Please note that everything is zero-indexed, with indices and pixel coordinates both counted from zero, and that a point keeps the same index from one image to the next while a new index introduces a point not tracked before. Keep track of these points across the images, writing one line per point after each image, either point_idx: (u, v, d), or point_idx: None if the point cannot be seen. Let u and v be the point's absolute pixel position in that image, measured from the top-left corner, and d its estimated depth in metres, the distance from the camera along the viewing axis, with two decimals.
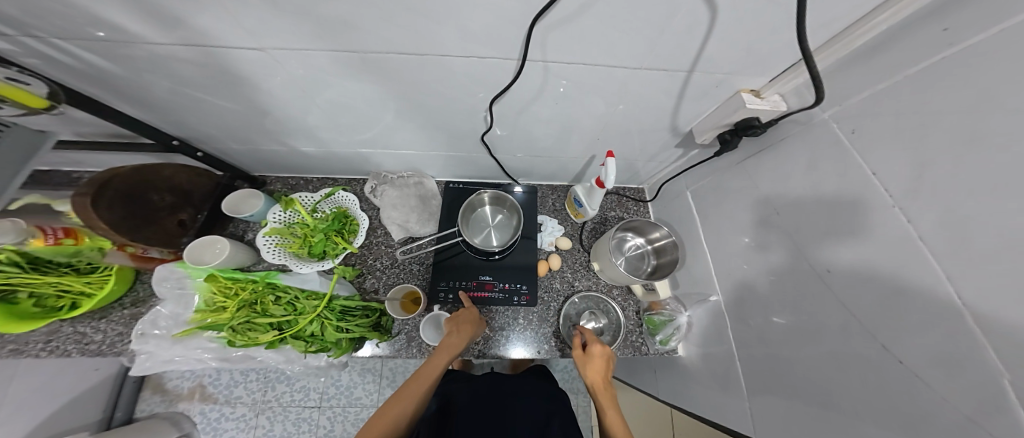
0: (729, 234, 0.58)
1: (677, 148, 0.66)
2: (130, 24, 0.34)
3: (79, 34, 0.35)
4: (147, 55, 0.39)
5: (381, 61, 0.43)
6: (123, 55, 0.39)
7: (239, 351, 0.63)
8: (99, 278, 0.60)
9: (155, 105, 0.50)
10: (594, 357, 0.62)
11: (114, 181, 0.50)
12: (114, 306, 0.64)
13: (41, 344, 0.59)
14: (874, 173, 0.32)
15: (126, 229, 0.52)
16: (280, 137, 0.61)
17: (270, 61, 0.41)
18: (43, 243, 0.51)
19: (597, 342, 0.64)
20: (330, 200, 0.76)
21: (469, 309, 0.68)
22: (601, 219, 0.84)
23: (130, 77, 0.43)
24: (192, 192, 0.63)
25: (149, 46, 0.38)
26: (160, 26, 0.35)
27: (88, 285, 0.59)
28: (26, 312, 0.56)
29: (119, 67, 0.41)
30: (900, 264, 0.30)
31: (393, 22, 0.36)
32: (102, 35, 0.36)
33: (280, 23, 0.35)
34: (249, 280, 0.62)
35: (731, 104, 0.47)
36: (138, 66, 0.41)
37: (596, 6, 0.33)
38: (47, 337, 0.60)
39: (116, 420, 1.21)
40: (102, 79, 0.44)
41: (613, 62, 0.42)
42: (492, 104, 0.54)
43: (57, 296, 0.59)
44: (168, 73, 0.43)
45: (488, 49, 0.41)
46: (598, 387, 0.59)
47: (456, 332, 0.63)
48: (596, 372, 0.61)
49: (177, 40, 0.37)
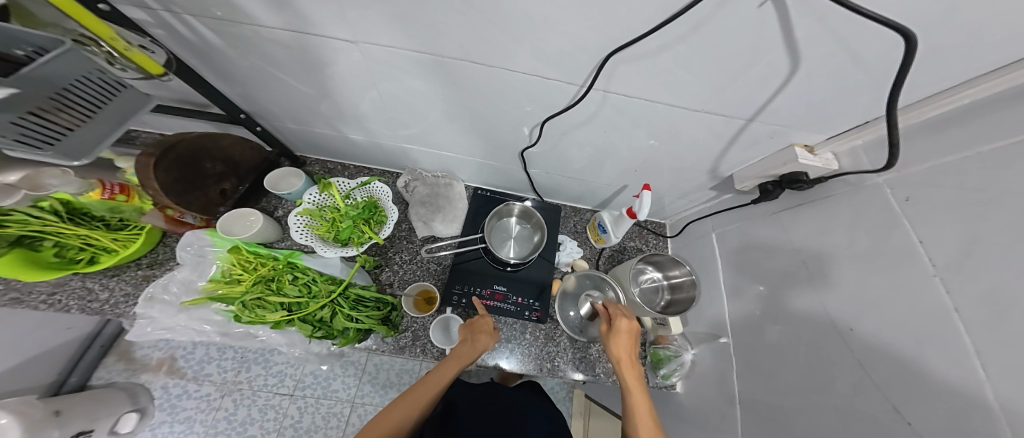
0: (748, 279, 0.59)
1: (710, 190, 0.68)
2: (248, 6, 0.36)
3: (202, 10, 0.38)
4: (250, 35, 0.41)
5: (455, 67, 0.45)
6: (230, 34, 0.41)
7: (242, 328, 0.61)
8: (127, 236, 0.58)
9: (233, 77, 0.51)
10: (623, 332, 0.59)
11: (180, 145, 0.52)
12: (130, 266, 0.61)
13: (45, 295, 0.55)
14: (921, 241, 0.32)
15: (174, 193, 0.52)
16: (334, 123, 0.63)
17: (357, 54, 0.44)
18: (98, 196, 0.50)
19: (621, 316, 0.61)
20: (364, 188, 0.74)
21: (487, 318, 0.67)
22: (620, 247, 0.85)
23: (224, 50, 0.45)
24: (240, 164, 0.64)
25: (255, 27, 0.40)
26: (274, 11, 0.37)
27: (114, 242, 0.57)
28: (44, 261, 0.54)
29: (221, 43, 0.43)
30: (932, 330, 0.30)
31: (477, 34, 0.38)
32: (220, 14, 0.38)
33: (378, 20, 0.38)
34: (270, 257, 0.62)
35: (782, 156, 0.48)
36: (240, 43, 0.43)
37: (676, 47, 0.33)
38: (52, 289, 0.56)
39: (68, 385, 1.13)
40: (198, 48, 0.45)
41: (675, 102, 0.43)
42: (541, 124, 0.56)
43: (79, 248, 0.56)
44: (259, 52, 0.45)
45: (556, 72, 0.42)
46: (623, 363, 0.56)
47: (471, 340, 0.62)
48: (623, 349, 0.58)
49: (283, 25, 0.39)
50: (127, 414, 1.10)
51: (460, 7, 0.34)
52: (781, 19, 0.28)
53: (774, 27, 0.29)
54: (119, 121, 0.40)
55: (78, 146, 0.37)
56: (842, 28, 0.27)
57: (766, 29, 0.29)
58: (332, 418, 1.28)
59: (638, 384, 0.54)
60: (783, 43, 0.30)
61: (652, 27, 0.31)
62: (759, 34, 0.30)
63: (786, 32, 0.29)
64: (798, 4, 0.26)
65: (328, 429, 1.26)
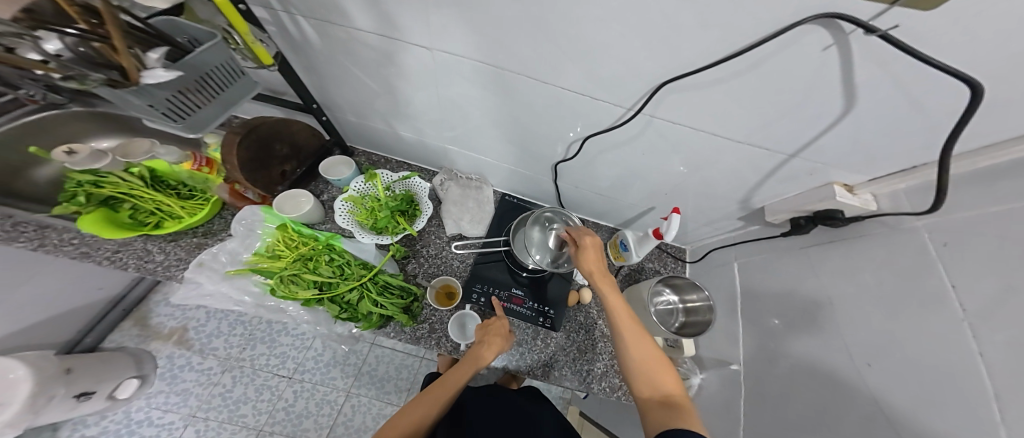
0: (763, 312, 0.60)
1: (738, 219, 0.70)
2: (350, 11, 0.43)
3: (313, 13, 0.44)
4: (346, 37, 0.48)
5: (510, 78, 0.49)
6: (331, 36, 0.48)
7: (275, 301, 0.65)
8: (193, 205, 0.64)
9: (314, 70, 0.57)
10: (588, 248, 0.61)
11: (258, 129, 0.59)
12: (187, 232, 0.64)
13: (111, 252, 0.59)
14: (953, 286, 0.30)
15: (246, 170, 0.59)
16: (388, 119, 0.68)
17: (428, 59, 0.49)
18: (189, 166, 0.60)
19: (582, 233, 0.63)
20: (404, 182, 0.80)
21: (503, 321, 0.69)
22: (638, 267, 0.87)
23: (319, 48, 0.51)
24: (303, 149, 0.69)
25: (351, 30, 0.46)
26: (373, 17, 0.43)
27: (182, 209, 0.63)
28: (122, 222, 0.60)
29: (318, 41, 0.50)
30: (954, 370, 0.28)
31: (541, 54, 0.42)
32: (327, 18, 0.45)
33: (455, 32, 0.43)
34: (311, 238, 0.65)
35: (820, 192, 0.48)
36: (334, 43, 0.50)
37: (731, 82, 0.36)
38: (117, 247, 0.61)
39: (82, 345, 1.15)
40: (298, 46, 0.52)
41: (719, 132, 0.45)
42: (583, 140, 0.59)
43: (149, 213, 0.62)
44: (347, 52, 0.51)
45: (606, 94, 0.45)
46: (595, 274, 0.59)
47: (486, 342, 0.64)
48: (593, 262, 0.60)
49: (377, 30, 0.45)
50: (129, 380, 1.11)
51: (530, 28, 0.38)
52: (843, 65, 0.30)
53: (834, 70, 0.31)
54: (233, 104, 0.46)
55: (201, 122, 0.42)
56: (895, 77, 0.29)
57: (826, 70, 0.31)
58: (325, 405, 1.25)
59: (614, 290, 0.57)
60: (840, 86, 0.32)
61: (714, 61, 0.33)
62: (818, 74, 0.32)
63: (846, 75, 0.31)
64: (861, 52, 0.28)
65: (320, 416, 1.24)
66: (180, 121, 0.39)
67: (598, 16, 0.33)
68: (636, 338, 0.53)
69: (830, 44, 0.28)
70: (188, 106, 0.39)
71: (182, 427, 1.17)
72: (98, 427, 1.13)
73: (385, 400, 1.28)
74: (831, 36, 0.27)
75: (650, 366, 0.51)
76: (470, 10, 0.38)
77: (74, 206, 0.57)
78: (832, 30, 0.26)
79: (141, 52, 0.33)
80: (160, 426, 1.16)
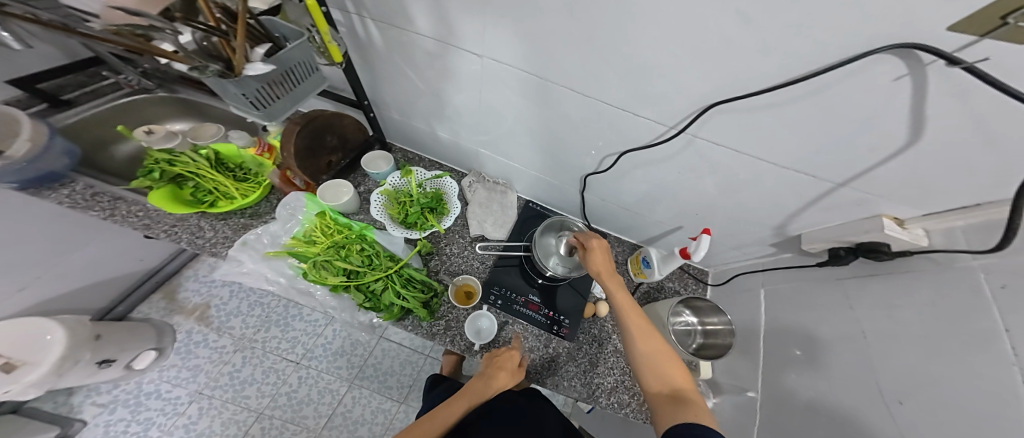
0: (786, 342, 0.58)
1: (770, 246, 0.68)
2: (417, 18, 0.47)
3: (382, 17, 0.50)
4: (409, 41, 0.53)
5: (553, 90, 0.51)
6: (396, 41, 0.54)
7: (305, 285, 0.67)
8: (246, 187, 0.69)
9: (371, 66, 0.63)
10: (594, 249, 0.64)
11: (316, 120, 0.64)
12: (236, 212, 0.68)
13: (169, 226, 0.63)
14: (1006, 329, 0.28)
15: (300, 157, 0.63)
16: (429, 119, 0.72)
17: (478, 66, 0.52)
18: (253, 152, 0.67)
19: (589, 237, 0.67)
20: (435, 181, 0.83)
21: (512, 355, 0.66)
22: (658, 286, 0.85)
23: (382, 49, 0.57)
24: (350, 141, 0.73)
25: (414, 35, 0.51)
26: (436, 23, 0.47)
27: (236, 189, 0.68)
28: (184, 199, 0.66)
29: (381, 42, 0.55)
30: (989, 413, 0.27)
31: (589, 70, 0.43)
32: (396, 23, 0.50)
33: (508, 43, 0.45)
34: (345, 227, 0.69)
35: (863, 225, 0.47)
36: (396, 46, 0.55)
37: (783, 107, 0.36)
38: (174, 223, 0.65)
39: (113, 313, 1.21)
40: (362, 45, 0.58)
41: (762, 156, 0.46)
42: (618, 155, 0.60)
43: (206, 192, 0.67)
44: (406, 53, 0.56)
45: (649, 112, 0.46)
46: (603, 274, 0.62)
47: (488, 376, 0.62)
48: (600, 263, 0.64)
49: (437, 35, 0.49)
50: (147, 352, 1.15)
51: (582, 44, 0.40)
52: (913, 96, 0.29)
53: (903, 100, 0.30)
54: (303, 99, 0.49)
55: (277, 112, 0.46)
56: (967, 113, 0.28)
57: (893, 100, 0.31)
58: (327, 394, 1.26)
59: (621, 288, 0.59)
60: (905, 118, 0.32)
61: (770, 86, 0.34)
62: (881, 105, 0.32)
63: (917, 108, 0.30)
64: (938, 85, 0.27)
65: (321, 404, 1.25)
66: (262, 111, 0.43)
67: (654, 38, 0.34)
68: (644, 332, 0.53)
69: (904, 74, 0.28)
70: (270, 97, 0.43)
71: (187, 403, 1.19)
72: (110, 395, 1.17)
73: (386, 394, 1.29)
74: (906, 66, 0.27)
75: (659, 361, 0.51)
76: (525, 22, 0.41)
77: (146, 181, 0.63)
78: (907, 60, 0.26)
79: (251, 47, 0.38)
80: (167, 400, 1.19)
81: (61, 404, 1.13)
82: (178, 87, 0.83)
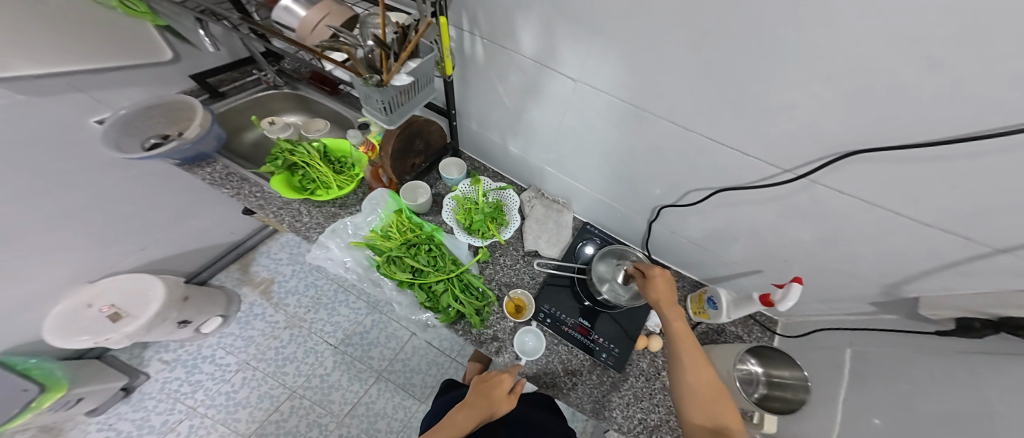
0: (860, 410, 0.51)
1: (870, 304, 0.61)
2: (526, 40, 0.51)
3: (493, 37, 0.54)
4: (508, 60, 0.57)
5: (647, 119, 0.51)
6: (497, 58, 0.58)
7: (376, 277, 0.72)
8: (342, 181, 0.77)
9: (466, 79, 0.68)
10: (656, 276, 0.61)
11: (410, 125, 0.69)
12: (330, 202, 0.75)
13: (276, 208, 0.71)
14: None
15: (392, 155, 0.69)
16: (506, 132, 0.75)
17: (572, 90, 0.55)
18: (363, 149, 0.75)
19: (653, 266, 0.64)
20: (498, 192, 0.86)
21: (501, 379, 0.58)
22: (718, 328, 0.79)
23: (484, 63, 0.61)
24: (434, 147, 0.80)
25: (515, 54, 0.55)
26: (544, 47, 0.50)
27: (335, 181, 0.76)
28: (293, 183, 0.75)
29: (484, 56, 0.60)
30: None
31: (698, 104, 0.44)
32: (506, 44, 0.54)
33: (610, 73, 0.48)
34: (417, 227, 0.73)
35: (1006, 298, 0.40)
36: (496, 63, 0.59)
37: (941, 162, 0.33)
38: (280, 205, 0.72)
39: (200, 277, 1.36)
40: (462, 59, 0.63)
41: (890, 206, 0.42)
42: (712, 190, 0.58)
43: (309, 180, 0.75)
44: (502, 71, 0.60)
45: (762, 151, 0.45)
46: (664, 302, 0.58)
47: (472, 404, 0.54)
48: (662, 292, 0.60)
49: (538, 57, 0.52)
50: (214, 318, 1.26)
51: (695, 77, 0.40)
52: None
53: None
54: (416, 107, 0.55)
55: (397, 117, 0.52)
56: None
57: None
58: (357, 381, 1.30)
59: (680, 319, 0.56)
60: None
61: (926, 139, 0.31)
62: None
63: None
64: None
65: (349, 390, 1.29)
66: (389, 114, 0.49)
67: (798, 78, 0.34)
68: (697, 368, 0.49)
69: None
70: (397, 103, 0.49)
71: (234, 371, 1.28)
72: (174, 354, 1.29)
73: (409, 392, 1.30)
74: None
75: (710, 395, 0.47)
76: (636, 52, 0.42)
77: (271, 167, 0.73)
78: None
79: None
80: (219, 365, 1.28)
81: (134, 356, 1.26)
82: (301, 85, 0.92)
